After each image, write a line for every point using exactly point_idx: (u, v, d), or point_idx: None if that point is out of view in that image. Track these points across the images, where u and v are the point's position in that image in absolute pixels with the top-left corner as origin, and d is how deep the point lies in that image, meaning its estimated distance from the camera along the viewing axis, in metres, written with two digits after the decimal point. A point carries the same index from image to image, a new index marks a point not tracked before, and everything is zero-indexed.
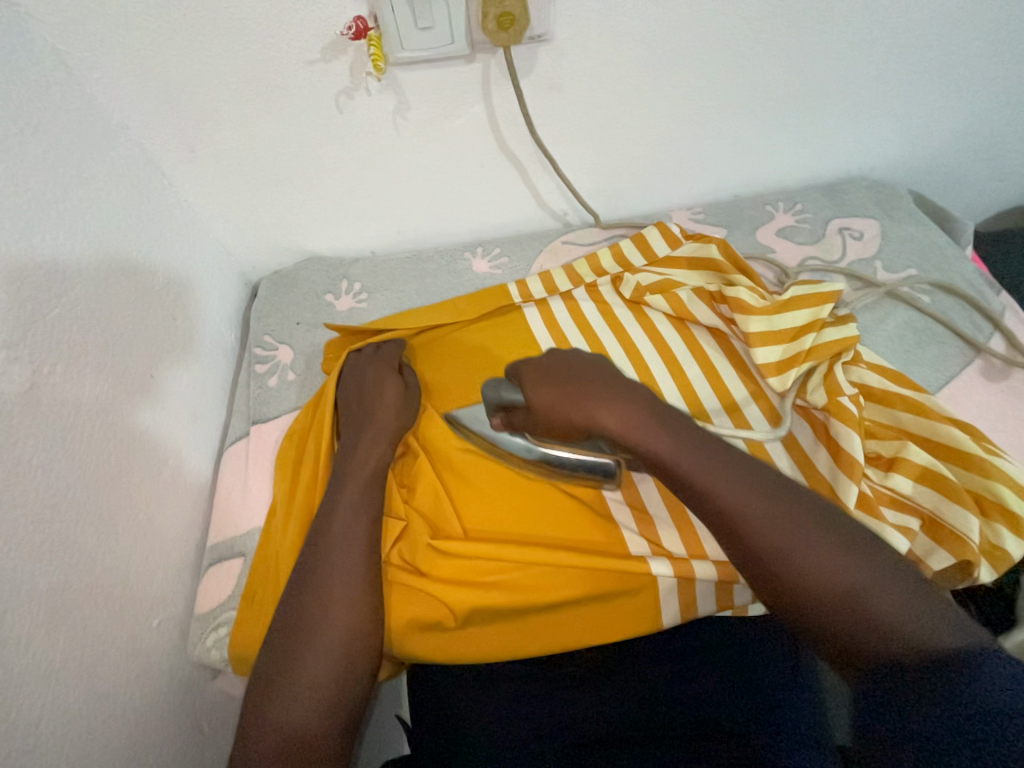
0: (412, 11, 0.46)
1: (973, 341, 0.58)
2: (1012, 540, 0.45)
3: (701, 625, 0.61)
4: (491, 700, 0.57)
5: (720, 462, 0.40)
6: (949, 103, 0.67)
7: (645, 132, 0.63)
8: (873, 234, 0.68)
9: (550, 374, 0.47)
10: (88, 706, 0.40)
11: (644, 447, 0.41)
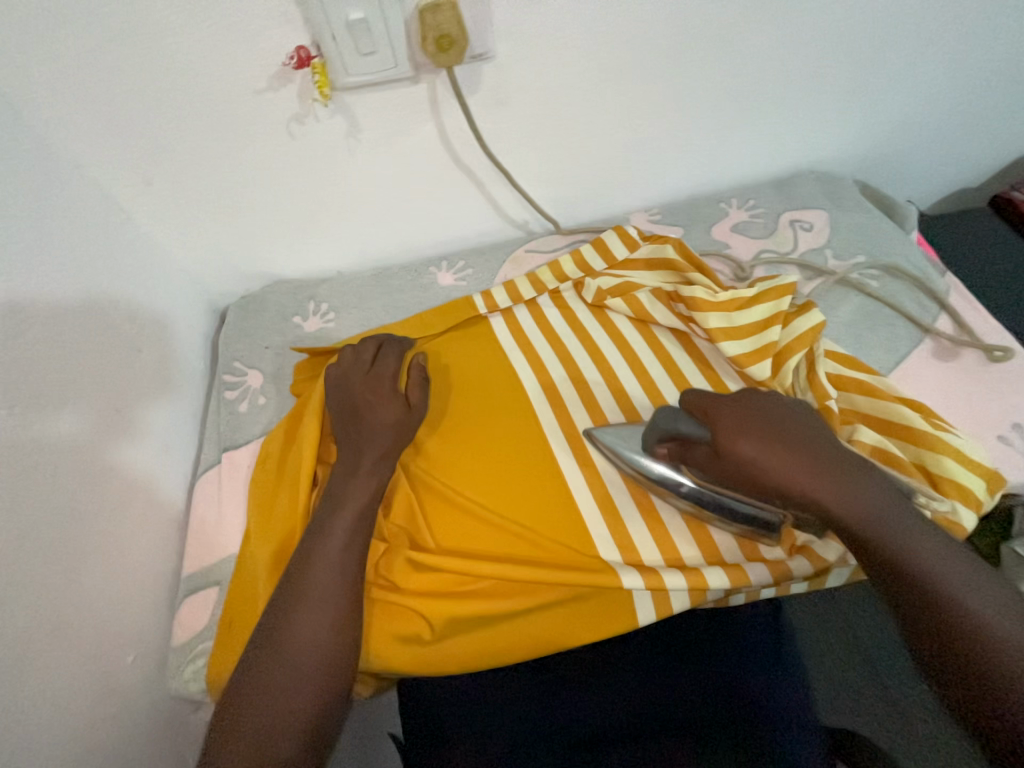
0: (353, 38, 0.47)
1: (921, 322, 0.60)
2: (967, 512, 0.46)
3: (684, 618, 0.62)
4: (483, 712, 0.56)
5: (930, 545, 0.38)
6: (884, 97, 0.70)
7: (596, 140, 0.65)
8: (823, 225, 0.70)
9: (759, 422, 0.41)
10: (63, 750, 0.39)
11: (871, 532, 0.38)
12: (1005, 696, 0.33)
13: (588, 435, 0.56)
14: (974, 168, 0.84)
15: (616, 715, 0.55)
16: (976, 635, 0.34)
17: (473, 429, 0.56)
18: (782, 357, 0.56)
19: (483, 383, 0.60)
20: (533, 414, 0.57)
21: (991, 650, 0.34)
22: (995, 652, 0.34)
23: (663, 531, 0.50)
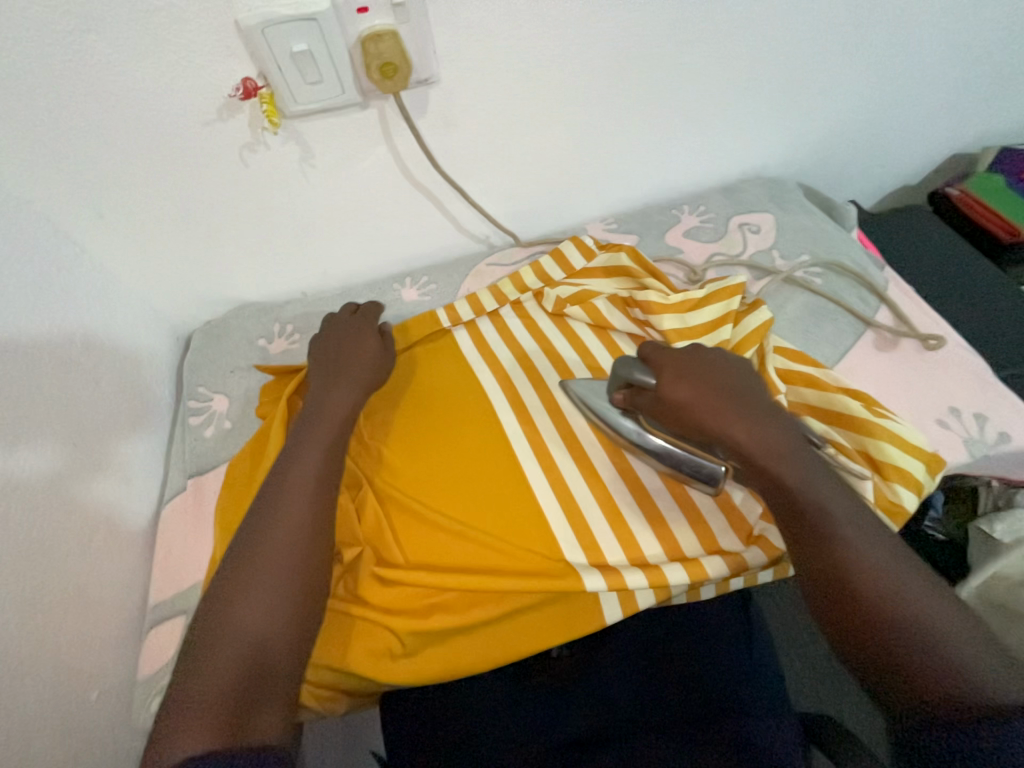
0: (298, 68, 0.49)
1: (863, 315, 0.63)
2: (907, 495, 0.49)
3: (661, 612, 0.64)
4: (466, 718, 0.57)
5: (830, 486, 0.43)
6: (818, 104, 0.74)
7: (548, 156, 0.67)
8: (769, 227, 0.73)
9: (697, 372, 0.47)
10: None
11: (785, 479, 0.43)
12: (888, 633, 0.36)
13: (552, 441, 0.57)
14: (909, 168, 0.89)
15: (591, 717, 0.56)
16: (869, 583, 0.38)
17: (435, 443, 0.57)
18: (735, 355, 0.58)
19: (447, 397, 0.61)
20: (496, 425, 0.58)
21: (880, 594, 0.38)
22: (871, 574, 0.38)
23: (626, 532, 0.52)
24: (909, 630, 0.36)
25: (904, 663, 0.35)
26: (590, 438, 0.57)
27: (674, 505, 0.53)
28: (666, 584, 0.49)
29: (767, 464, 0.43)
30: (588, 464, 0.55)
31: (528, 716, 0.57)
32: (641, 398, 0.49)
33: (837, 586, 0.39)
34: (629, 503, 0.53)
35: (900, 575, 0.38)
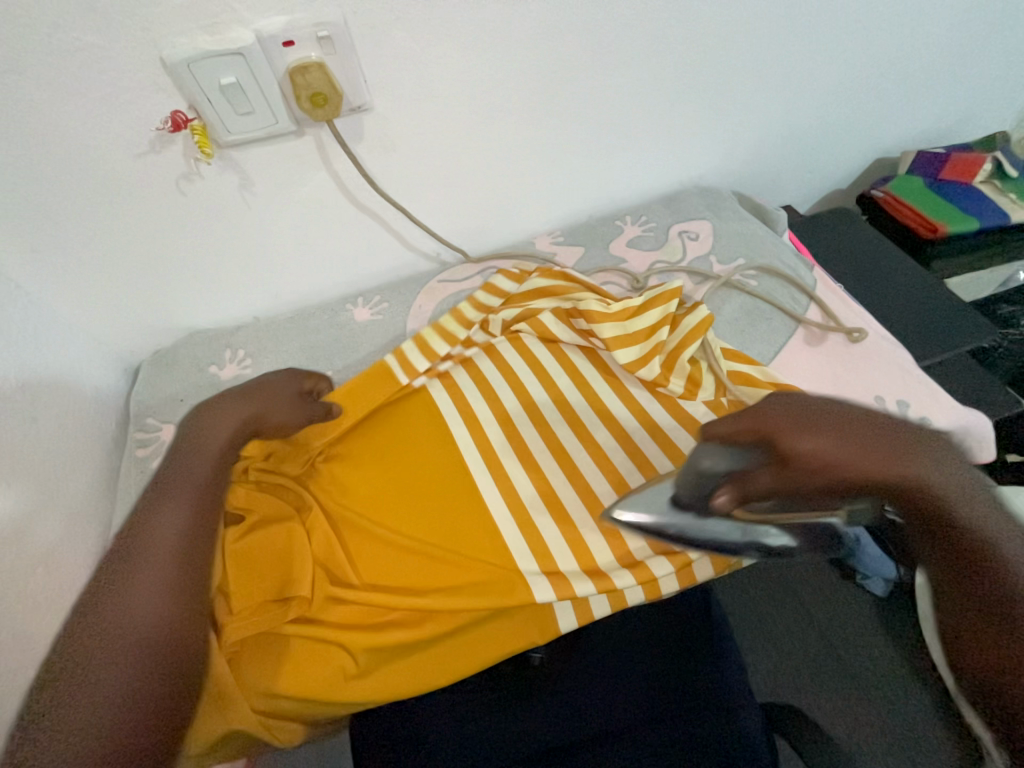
0: (229, 100, 0.50)
1: (793, 313, 0.67)
2: None
3: (629, 613, 0.66)
4: (441, 737, 0.58)
5: (993, 516, 0.38)
6: (743, 117, 0.79)
7: (488, 174, 0.70)
8: (707, 233, 0.77)
9: (808, 420, 0.41)
10: None
11: (948, 513, 0.38)
12: None
13: (503, 452, 0.58)
14: (836, 173, 0.95)
15: (564, 727, 0.58)
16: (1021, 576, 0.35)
17: (380, 463, 0.58)
18: (674, 356, 0.60)
19: (401, 416, 0.62)
20: (446, 443, 0.59)
21: None
22: None
23: (578, 542, 0.53)
24: None
25: None
26: (539, 447, 0.58)
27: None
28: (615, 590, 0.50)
29: (926, 502, 0.38)
30: (540, 474, 0.57)
31: (498, 728, 0.58)
32: (759, 476, 0.41)
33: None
34: (577, 505, 0.55)
35: None
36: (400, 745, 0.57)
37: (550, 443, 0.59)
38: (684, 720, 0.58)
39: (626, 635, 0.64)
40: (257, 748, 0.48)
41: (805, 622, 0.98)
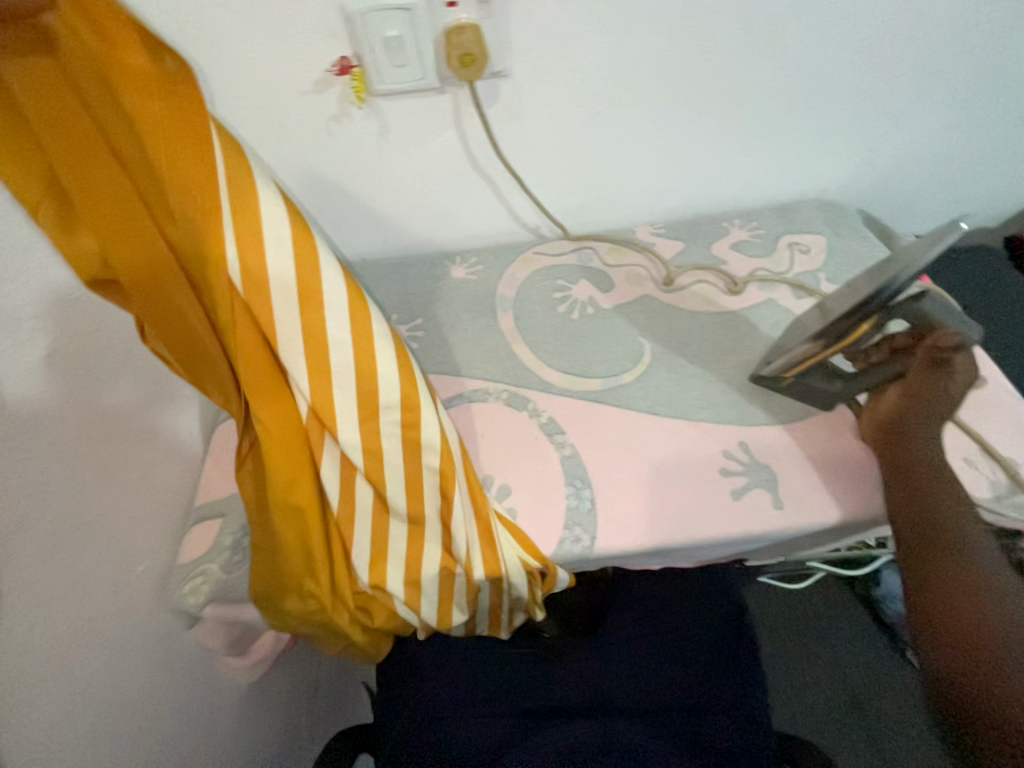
0: (388, 52, 0.55)
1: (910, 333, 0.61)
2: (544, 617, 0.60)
3: (650, 606, 0.69)
4: (463, 676, 0.67)
5: (929, 428, 0.51)
6: (889, 132, 0.73)
7: (605, 154, 0.70)
8: (820, 249, 0.73)
9: (926, 394, 0.51)
10: (62, 641, 0.44)
11: (914, 436, 0.52)
12: (951, 541, 0.48)
13: (569, 424, 0.60)
14: (987, 209, 0.85)
15: (576, 694, 0.64)
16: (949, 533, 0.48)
17: (81, 163, 0.37)
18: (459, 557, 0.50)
19: (482, 375, 0.66)
20: (218, 244, 0.39)
21: (939, 507, 0.49)
22: (947, 500, 0.49)
23: (319, 521, 0.49)
24: (943, 524, 0.49)
25: (936, 542, 0.49)
26: (607, 427, 0.60)
27: (391, 547, 0.50)
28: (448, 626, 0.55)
29: (918, 436, 0.51)
30: (599, 451, 0.58)
31: (515, 681, 0.66)
32: (924, 348, 0.51)
33: (935, 513, 0.49)
34: (636, 487, 0.56)
35: (959, 522, 0.49)
36: (427, 679, 0.67)
37: (618, 426, 0.59)
38: (691, 716, 0.61)
39: (646, 629, 0.68)
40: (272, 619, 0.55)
41: (839, 674, 0.93)
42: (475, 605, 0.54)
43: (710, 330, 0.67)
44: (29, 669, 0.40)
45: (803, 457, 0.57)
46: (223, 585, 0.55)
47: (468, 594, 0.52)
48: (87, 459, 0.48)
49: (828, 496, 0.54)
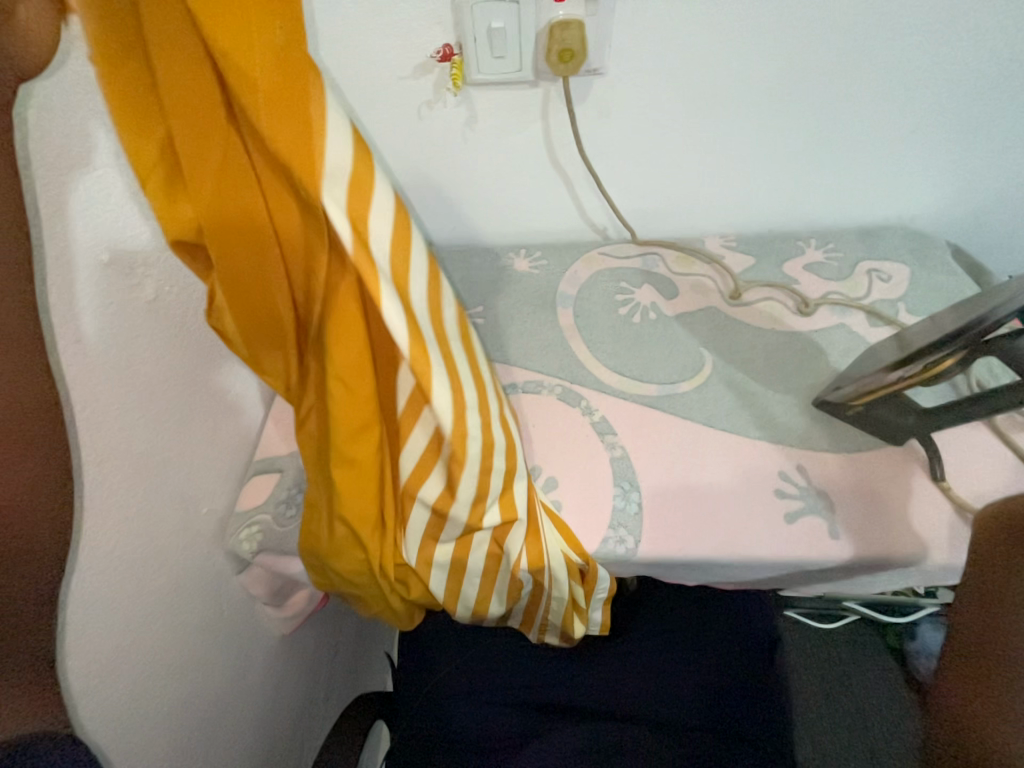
0: (490, 42, 0.56)
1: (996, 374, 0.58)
2: (578, 627, 0.59)
3: (676, 622, 0.70)
4: (482, 663, 0.69)
5: None
6: (991, 163, 0.70)
7: (686, 161, 0.69)
8: (902, 279, 0.70)
9: None
10: (140, 564, 0.47)
11: None
12: None
13: (622, 426, 0.60)
14: None
15: (593, 695, 0.65)
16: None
17: (193, 122, 0.35)
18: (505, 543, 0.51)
19: (538, 368, 0.67)
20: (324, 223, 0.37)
21: None
22: None
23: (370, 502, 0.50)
24: None
25: None
26: (659, 434, 0.59)
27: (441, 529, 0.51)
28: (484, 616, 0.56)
29: None
30: (651, 457, 0.58)
31: (532, 673, 0.67)
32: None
33: None
34: (684, 496, 0.55)
35: None
36: (448, 659, 0.70)
37: (671, 435, 0.59)
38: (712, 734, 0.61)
39: (669, 643, 0.68)
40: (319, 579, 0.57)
41: (865, 723, 0.89)
42: (516, 595, 0.54)
43: (775, 349, 0.66)
44: (108, 583, 0.44)
45: (865, 489, 0.55)
46: (276, 536, 0.58)
47: (511, 581, 0.53)
48: (176, 403, 0.52)
49: (890, 532, 0.52)
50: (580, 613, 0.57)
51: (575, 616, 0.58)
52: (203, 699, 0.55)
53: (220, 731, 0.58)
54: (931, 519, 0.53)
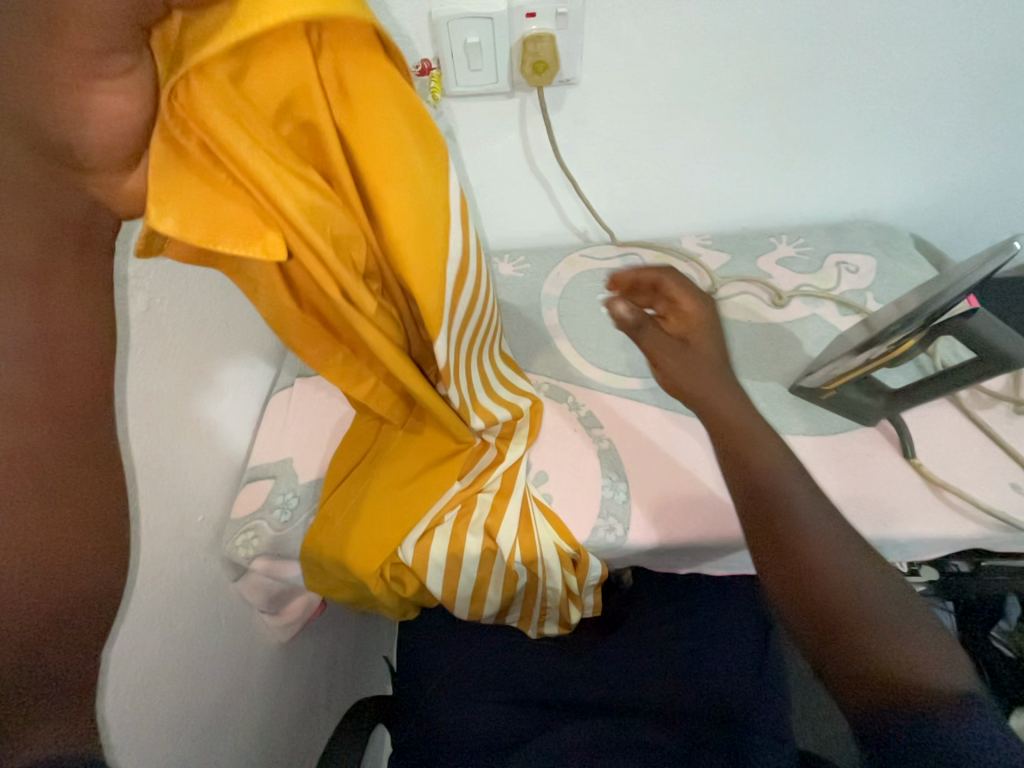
0: (467, 56, 0.59)
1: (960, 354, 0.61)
2: (575, 617, 0.60)
3: (666, 613, 0.72)
4: (482, 663, 0.70)
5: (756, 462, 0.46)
6: (946, 158, 0.73)
7: (657, 164, 0.72)
8: (869, 269, 0.73)
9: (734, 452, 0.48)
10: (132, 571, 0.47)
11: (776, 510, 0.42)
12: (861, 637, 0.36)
13: (609, 420, 0.62)
14: None
15: (591, 689, 0.66)
16: (837, 587, 0.38)
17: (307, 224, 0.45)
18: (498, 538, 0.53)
19: (525, 367, 0.68)
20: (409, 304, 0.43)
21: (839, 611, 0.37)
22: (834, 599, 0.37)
23: (395, 506, 0.54)
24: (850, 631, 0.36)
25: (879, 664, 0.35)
26: (645, 425, 0.61)
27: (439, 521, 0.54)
28: (481, 610, 0.56)
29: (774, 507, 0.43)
30: (637, 448, 0.60)
31: (532, 671, 0.69)
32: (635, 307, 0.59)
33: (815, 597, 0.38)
34: (670, 484, 0.57)
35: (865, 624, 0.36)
36: (447, 662, 0.71)
37: (655, 426, 0.61)
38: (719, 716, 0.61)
39: (659, 631, 0.70)
40: (323, 586, 0.59)
41: None
42: (512, 588, 0.56)
43: (753, 340, 0.68)
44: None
45: (843, 470, 0.57)
46: (272, 541, 0.59)
47: (507, 573, 0.54)
48: (170, 411, 0.53)
49: (865, 507, 0.54)
50: (577, 602, 0.59)
51: (571, 605, 0.59)
52: (201, 707, 0.55)
53: (223, 738, 0.58)
54: (908, 495, 0.55)
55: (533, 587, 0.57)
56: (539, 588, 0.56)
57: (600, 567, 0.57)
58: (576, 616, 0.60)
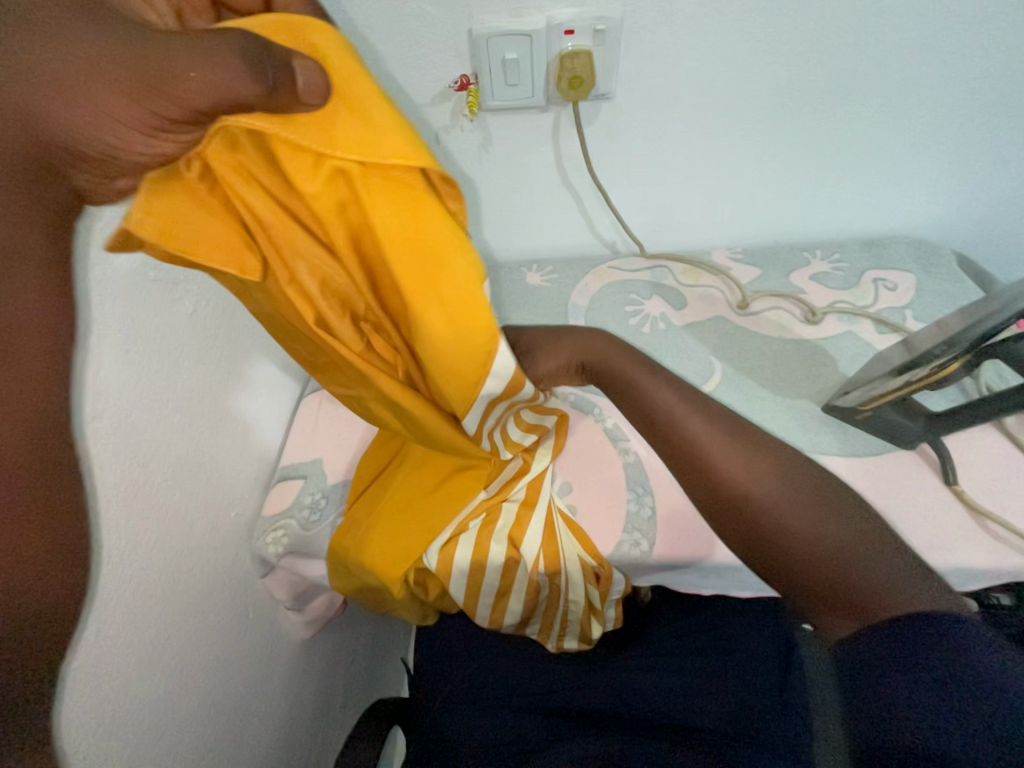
0: (505, 71, 0.60)
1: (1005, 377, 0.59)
2: (596, 631, 0.60)
3: (686, 628, 0.71)
4: (499, 668, 0.71)
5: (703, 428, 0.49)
6: (993, 174, 0.71)
7: (690, 177, 0.72)
8: (907, 286, 0.71)
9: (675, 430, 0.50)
10: (167, 560, 0.49)
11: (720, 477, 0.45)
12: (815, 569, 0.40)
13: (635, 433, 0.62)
14: None
15: (606, 700, 0.65)
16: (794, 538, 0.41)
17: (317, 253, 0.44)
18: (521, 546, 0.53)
19: None
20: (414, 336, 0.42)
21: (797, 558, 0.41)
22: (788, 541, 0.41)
23: (416, 518, 0.55)
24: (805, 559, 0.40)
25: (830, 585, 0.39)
26: None
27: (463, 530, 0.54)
28: (502, 618, 0.57)
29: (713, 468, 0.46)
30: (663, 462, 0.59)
31: (548, 678, 0.69)
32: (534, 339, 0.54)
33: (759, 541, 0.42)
34: None
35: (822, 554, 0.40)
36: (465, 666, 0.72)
37: None
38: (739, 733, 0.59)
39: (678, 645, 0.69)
40: (348, 586, 0.60)
41: None
42: (533, 598, 0.56)
43: (784, 357, 0.67)
44: (145, 579, 0.47)
45: (877, 491, 0.55)
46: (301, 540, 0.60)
47: (529, 583, 0.54)
48: (208, 409, 0.55)
49: (901, 532, 0.53)
50: (598, 615, 0.58)
51: (592, 619, 0.59)
52: (228, 699, 0.57)
53: (248, 729, 0.60)
54: (946, 522, 0.53)
55: (557, 600, 0.57)
56: (561, 600, 0.56)
57: (623, 581, 0.57)
58: (597, 629, 0.59)
